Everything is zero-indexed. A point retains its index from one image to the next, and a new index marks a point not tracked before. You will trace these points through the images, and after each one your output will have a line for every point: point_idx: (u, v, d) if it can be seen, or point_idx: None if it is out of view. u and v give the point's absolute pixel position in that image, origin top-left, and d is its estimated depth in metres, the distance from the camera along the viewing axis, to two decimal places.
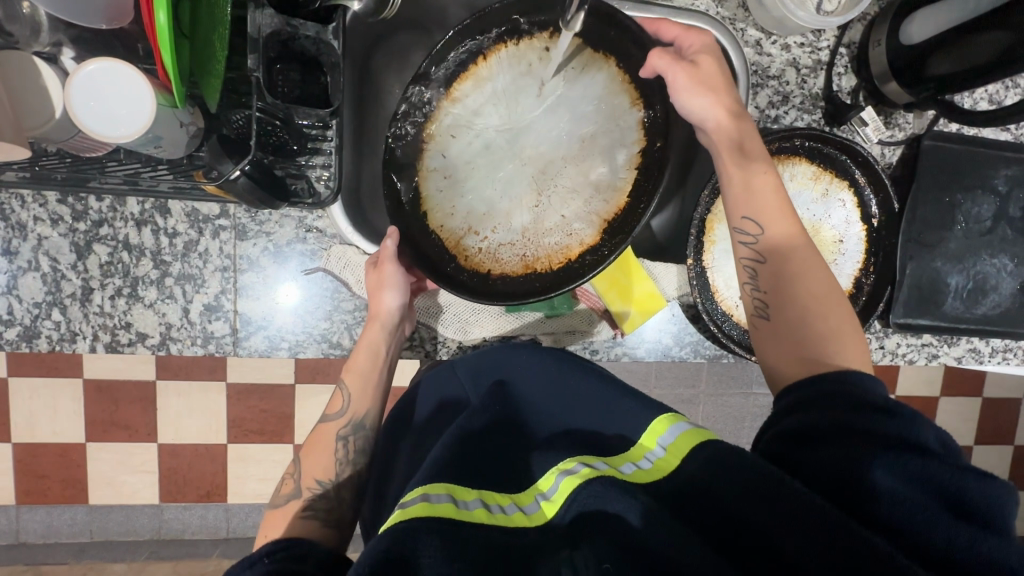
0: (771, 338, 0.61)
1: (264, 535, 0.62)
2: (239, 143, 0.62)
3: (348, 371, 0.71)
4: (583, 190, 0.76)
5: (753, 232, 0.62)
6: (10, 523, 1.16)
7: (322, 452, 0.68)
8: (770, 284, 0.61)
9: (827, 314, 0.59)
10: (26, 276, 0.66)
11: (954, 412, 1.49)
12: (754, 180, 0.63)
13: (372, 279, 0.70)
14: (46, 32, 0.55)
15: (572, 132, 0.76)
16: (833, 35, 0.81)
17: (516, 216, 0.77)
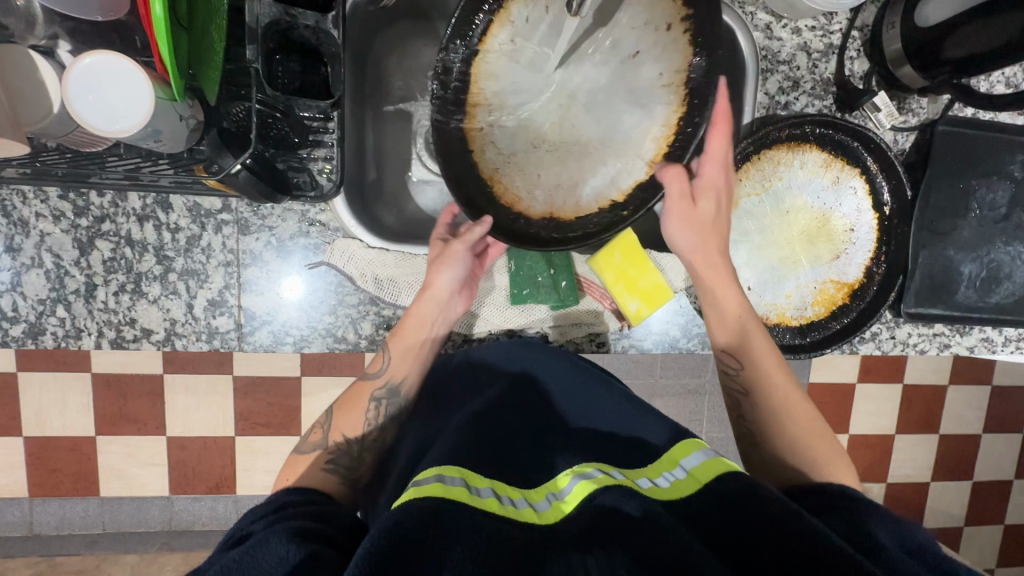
0: (762, 463, 0.66)
1: (282, 477, 0.63)
2: (240, 136, 0.61)
3: (393, 336, 0.70)
4: (562, 172, 0.72)
5: (733, 365, 0.68)
6: (23, 515, 1.18)
7: (356, 410, 0.68)
8: (753, 414, 0.68)
9: (813, 442, 0.64)
10: (30, 273, 0.66)
11: (963, 401, 1.48)
12: (732, 321, 0.68)
13: (436, 252, 0.70)
14: (41, 25, 0.54)
15: (625, 116, 0.71)
16: (845, 19, 0.79)
17: (528, 135, 0.73)
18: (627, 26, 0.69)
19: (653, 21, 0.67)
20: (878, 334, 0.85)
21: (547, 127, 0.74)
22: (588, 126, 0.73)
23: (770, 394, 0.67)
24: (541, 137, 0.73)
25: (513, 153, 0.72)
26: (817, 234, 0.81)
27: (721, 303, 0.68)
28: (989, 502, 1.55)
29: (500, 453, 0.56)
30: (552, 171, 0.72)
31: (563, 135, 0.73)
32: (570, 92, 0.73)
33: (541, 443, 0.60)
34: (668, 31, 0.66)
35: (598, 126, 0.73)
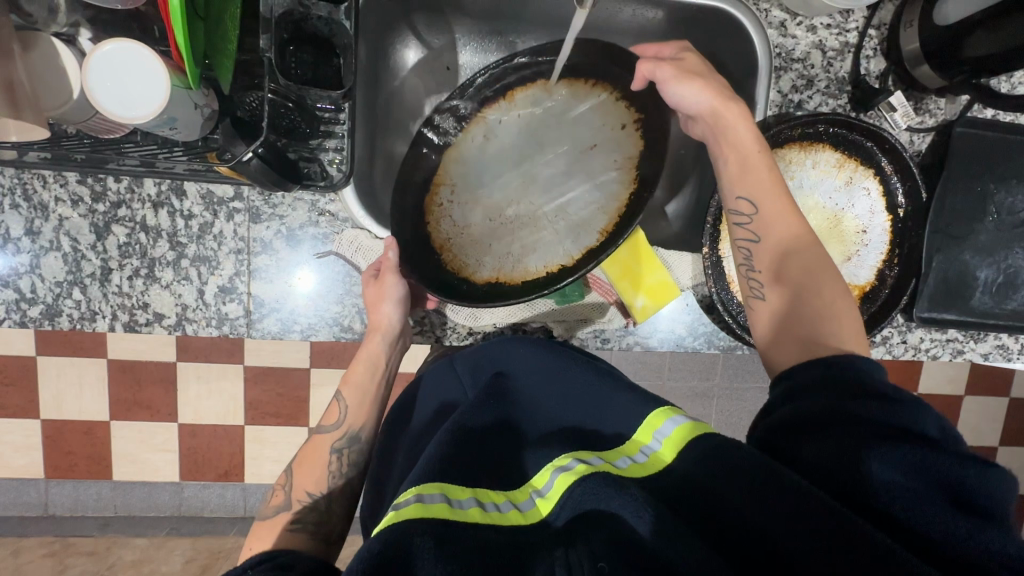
0: (770, 320, 0.61)
1: (251, 546, 0.63)
2: (251, 126, 0.64)
3: (346, 383, 0.73)
4: (512, 246, 0.79)
5: (748, 212, 0.63)
6: (39, 496, 1.21)
7: (316, 464, 0.68)
8: (766, 263, 0.62)
9: (822, 292, 0.59)
10: (49, 255, 0.68)
11: (979, 412, 1.45)
12: (750, 158, 0.64)
13: (370, 294, 0.70)
14: (63, 13, 0.55)
15: (579, 195, 0.80)
16: (862, 17, 0.78)
17: (485, 209, 0.81)
18: (589, 124, 0.80)
19: (612, 121, 0.78)
20: (889, 338, 0.84)
21: (505, 203, 0.81)
22: (542, 204, 0.81)
23: (791, 258, 0.61)
24: (496, 210, 0.81)
25: (468, 226, 0.80)
26: (828, 234, 0.80)
27: (751, 167, 0.63)
28: None
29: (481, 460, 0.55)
30: (501, 243, 0.80)
31: (517, 213, 0.81)
32: (528, 176, 0.82)
33: (511, 442, 0.60)
34: (625, 133, 0.77)
35: (551, 203, 0.81)
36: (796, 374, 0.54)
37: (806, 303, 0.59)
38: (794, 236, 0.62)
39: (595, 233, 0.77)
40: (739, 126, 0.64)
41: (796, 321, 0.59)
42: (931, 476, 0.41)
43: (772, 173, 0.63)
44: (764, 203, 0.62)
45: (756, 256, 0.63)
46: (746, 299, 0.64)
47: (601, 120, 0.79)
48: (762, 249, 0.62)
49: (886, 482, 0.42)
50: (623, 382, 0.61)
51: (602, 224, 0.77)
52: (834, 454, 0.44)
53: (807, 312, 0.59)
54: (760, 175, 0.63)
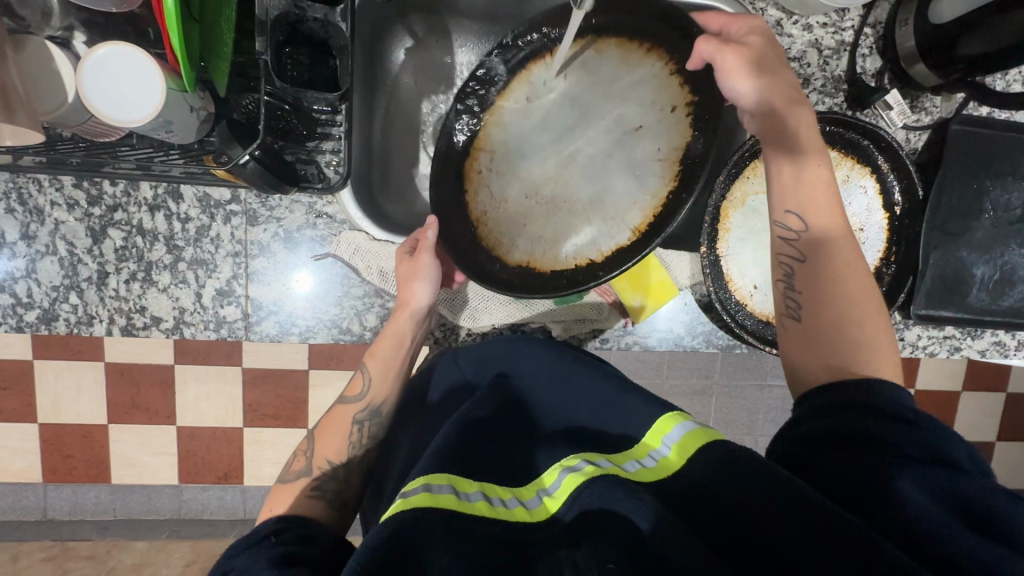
0: (799, 340, 0.61)
1: (268, 509, 0.62)
2: (248, 127, 0.63)
3: (371, 355, 0.71)
4: (546, 225, 0.78)
5: (796, 227, 0.63)
6: (37, 500, 1.20)
7: (336, 434, 0.68)
8: (805, 284, 0.62)
9: (862, 320, 0.59)
10: (45, 260, 0.67)
11: (977, 407, 1.46)
12: (805, 171, 0.63)
13: (403, 269, 0.70)
14: (57, 15, 0.55)
15: (617, 182, 0.77)
16: (858, 15, 0.78)
17: (523, 187, 0.80)
18: (639, 103, 0.76)
19: (663, 100, 0.74)
20: None
21: (542, 181, 0.80)
22: (581, 187, 0.79)
23: (834, 280, 0.61)
24: (534, 187, 0.80)
25: (505, 199, 0.79)
26: None
27: (803, 178, 0.63)
28: None
29: (494, 457, 0.57)
30: (536, 223, 0.78)
31: (556, 192, 0.79)
32: (571, 152, 0.79)
33: (520, 444, 0.60)
34: (674, 116, 0.73)
35: (588, 187, 0.78)
36: (833, 392, 0.54)
37: (840, 324, 0.59)
38: (839, 255, 0.62)
39: (629, 229, 0.75)
40: (804, 125, 0.63)
41: (827, 339, 0.59)
42: (959, 504, 0.42)
43: (825, 186, 0.63)
44: (815, 219, 0.62)
45: (798, 276, 0.63)
46: (781, 318, 0.64)
47: (654, 96, 0.75)
48: (804, 268, 0.62)
49: (915, 503, 0.42)
50: (635, 387, 0.63)
51: (638, 219, 0.74)
52: (864, 479, 0.45)
53: (839, 333, 0.59)
54: (813, 189, 0.63)
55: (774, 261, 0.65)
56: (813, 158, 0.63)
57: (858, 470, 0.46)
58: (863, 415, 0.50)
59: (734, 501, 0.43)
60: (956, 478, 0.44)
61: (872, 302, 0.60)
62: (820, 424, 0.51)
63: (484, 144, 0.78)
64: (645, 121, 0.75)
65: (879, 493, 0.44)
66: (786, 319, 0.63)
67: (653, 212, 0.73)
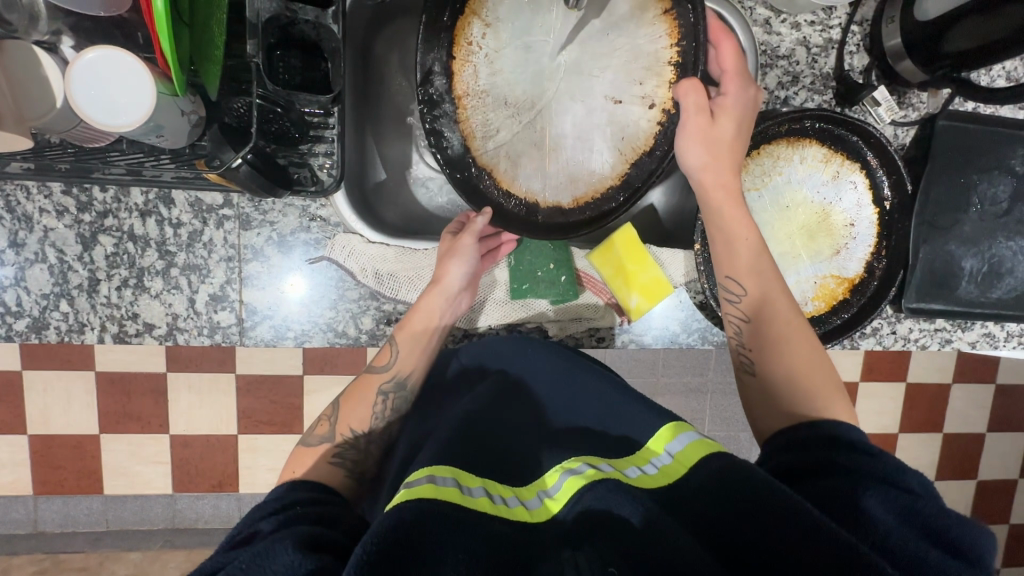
0: (754, 392, 0.64)
1: (290, 468, 0.65)
2: (240, 133, 0.63)
3: (402, 329, 0.71)
4: (519, 130, 0.74)
5: (737, 292, 0.66)
6: (28, 512, 1.19)
7: (363, 402, 0.70)
8: (755, 342, 0.65)
9: (810, 374, 0.62)
10: (34, 268, 0.66)
11: (967, 399, 1.48)
12: (739, 241, 0.66)
13: (445, 246, 0.73)
14: (44, 20, 0.54)
15: (577, 145, 0.73)
16: (845, 13, 0.79)
17: (505, 85, 0.73)
18: (626, 72, 0.70)
19: (650, 82, 0.69)
20: (879, 329, 0.85)
21: (523, 90, 0.73)
22: (563, 116, 0.73)
23: (778, 338, 0.64)
24: (517, 85, 0.73)
25: (486, 93, 0.73)
26: (816, 229, 0.81)
27: (737, 245, 0.65)
28: (993, 502, 1.55)
29: (495, 452, 0.58)
30: (507, 127, 0.74)
31: (538, 106, 0.74)
32: (567, 60, 0.73)
33: (525, 445, 0.60)
34: (650, 111, 0.69)
35: (558, 123, 0.73)
36: (793, 431, 0.57)
37: (787, 378, 0.62)
38: (782, 317, 0.65)
39: (571, 196, 0.73)
40: (728, 211, 0.66)
41: (780, 389, 0.61)
42: (925, 525, 0.44)
43: (765, 256, 0.66)
44: (752, 286, 0.65)
45: (747, 335, 0.66)
46: (737, 372, 0.67)
47: (649, 68, 0.69)
48: (750, 328, 0.66)
49: (884, 522, 0.44)
50: (636, 391, 0.64)
51: (580, 193, 0.73)
52: (837, 494, 0.47)
53: (787, 385, 0.62)
54: (751, 257, 0.66)
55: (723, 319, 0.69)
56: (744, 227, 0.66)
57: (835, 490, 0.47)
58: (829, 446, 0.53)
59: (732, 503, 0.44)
60: (922, 502, 0.45)
61: (819, 355, 0.63)
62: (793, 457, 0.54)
63: (462, 54, 0.71)
64: (624, 97, 0.70)
65: (852, 508, 0.46)
66: (743, 374, 0.66)
67: (592, 199, 0.72)
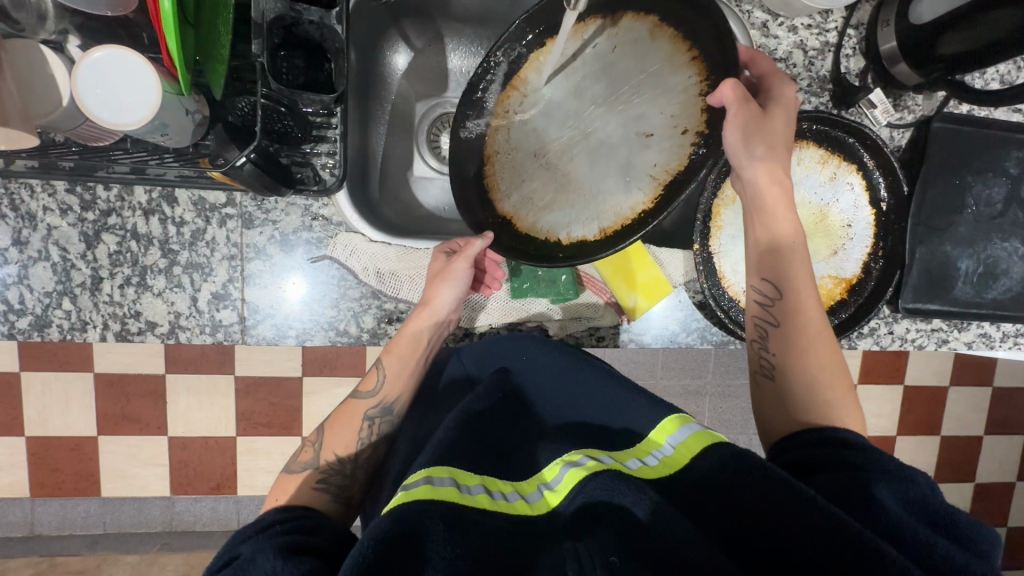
0: (771, 396, 0.65)
1: (274, 496, 0.63)
2: (246, 132, 0.63)
3: (388, 352, 0.70)
4: (545, 180, 0.77)
5: (771, 296, 0.66)
6: (25, 515, 1.18)
7: (348, 429, 0.68)
8: (780, 348, 0.65)
9: (833, 385, 0.63)
10: (37, 265, 0.67)
11: (964, 402, 1.48)
12: (780, 242, 0.67)
13: (436, 268, 0.72)
14: (52, 20, 0.55)
15: (606, 180, 0.73)
16: (840, 17, 0.80)
17: (535, 138, 0.77)
18: (658, 108, 0.70)
19: (681, 114, 0.69)
20: (876, 329, 0.86)
21: (551, 141, 0.77)
22: (591, 159, 0.75)
23: (804, 343, 0.64)
24: (546, 138, 0.77)
25: (518, 147, 0.77)
26: (813, 229, 0.82)
27: (780, 241, 0.67)
28: (990, 505, 1.55)
29: (490, 448, 0.58)
30: (534, 174, 0.77)
31: (565, 155, 0.76)
32: (593, 107, 0.75)
33: (522, 443, 0.62)
34: (682, 138, 0.68)
35: (584, 167, 0.75)
36: (803, 434, 0.58)
37: (808, 385, 0.63)
38: (810, 325, 0.65)
39: (599, 228, 0.72)
40: (779, 210, 0.67)
41: (795, 396, 0.63)
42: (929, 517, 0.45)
43: (803, 267, 0.66)
44: (790, 290, 0.65)
45: (773, 340, 0.66)
46: (754, 374, 0.67)
47: (680, 102, 0.69)
48: (778, 335, 0.66)
49: (894, 510, 0.44)
50: (634, 385, 0.64)
51: (608, 225, 0.72)
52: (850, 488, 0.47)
53: (805, 388, 0.63)
54: (789, 262, 0.66)
55: (749, 321, 0.69)
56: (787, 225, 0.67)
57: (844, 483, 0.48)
58: (840, 446, 0.54)
59: (736, 495, 0.45)
60: (923, 493, 0.47)
61: (839, 366, 0.64)
62: (811, 455, 0.54)
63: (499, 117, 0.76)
64: (657, 130, 0.70)
65: (863, 499, 0.46)
66: (760, 376, 0.66)
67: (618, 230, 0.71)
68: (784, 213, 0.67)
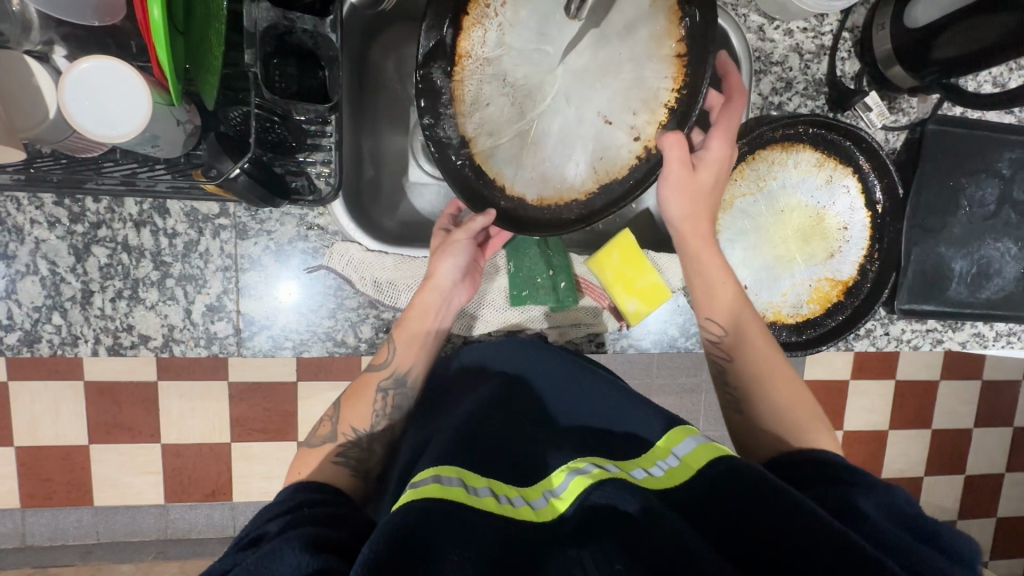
0: (745, 428, 0.67)
1: (294, 471, 0.63)
2: (238, 141, 0.62)
3: (399, 328, 0.71)
4: (507, 107, 0.72)
5: (717, 333, 0.70)
6: (15, 526, 1.16)
7: (364, 401, 0.69)
8: (739, 380, 0.68)
9: (795, 404, 0.65)
10: (25, 279, 0.65)
11: (954, 396, 1.50)
12: (716, 284, 0.69)
13: (438, 242, 0.73)
14: (37, 30, 0.54)
15: (558, 139, 0.73)
16: (836, 20, 0.80)
17: (507, 60, 0.71)
18: (625, 91, 0.70)
19: (643, 115, 0.69)
20: (873, 330, 0.87)
21: (522, 73, 0.72)
22: (554, 114, 0.73)
23: (757, 374, 0.67)
24: (528, 77, 0.72)
25: (489, 60, 0.70)
26: (810, 233, 0.82)
27: (710, 284, 0.69)
28: (980, 497, 1.58)
29: (499, 452, 0.58)
30: (499, 110, 0.72)
31: (532, 91, 0.73)
32: (581, 65, 0.72)
33: (531, 448, 0.60)
34: (633, 144, 0.70)
35: (545, 114, 0.73)
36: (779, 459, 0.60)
37: (771, 411, 0.65)
38: (760, 354, 0.68)
39: (538, 193, 0.72)
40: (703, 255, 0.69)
41: (761, 428, 0.65)
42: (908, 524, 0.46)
43: (741, 301, 0.69)
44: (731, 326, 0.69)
45: (730, 374, 0.69)
46: (724, 408, 0.69)
47: (646, 101, 0.69)
48: (733, 368, 0.68)
49: (879, 520, 0.45)
50: (636, 394, 0.65)
51: (547, 195, 0.72)
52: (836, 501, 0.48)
53: (769, 413, 0.65)
54: (727, 298, 0.69)
55: (707, 358, 0.72)
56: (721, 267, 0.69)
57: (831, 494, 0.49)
58: (807, 464, 0.56)
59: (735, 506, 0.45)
60: (906, 506, 0.48)
61: (797, 387, 0.67)
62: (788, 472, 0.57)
63: (462, 60, 0.68)
64: (615, 118, 0.71)
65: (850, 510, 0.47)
66: (729, 411, 0.69)
67: (552, 204, 0.72)
68: (712, 260, 0.69)
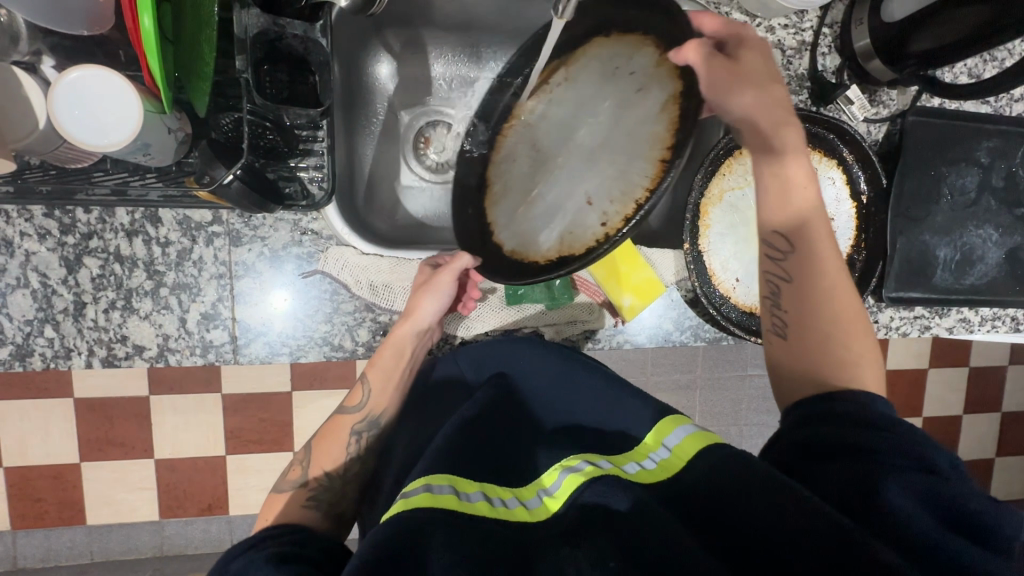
0: (787, 357, 0.61)
1: (263, 516, 0.62)
2: (230, 148, 0.61)
3: (372, 366, 0.70)
4: (528, 155, 0.77)
5: (782, 246, 0.61)
6: (6, 549, 1.14)
7: (336, 443, 0.68)
8: (793, 302, 0.61)
9: (850, 342, 0.59)
10: (16, 293, 0.65)
11: (943, 383, 1.53)
12: (791, 194, 0.61)
13: (420, 280, 0.71)
14: (25, 40, 0.54)
15: (548, 193, 0.76)
16: (816, 16, 0.82)
17: (537, 119, 0.77)
18: (615, 165, 0.73)
19: (616, 204, 0.71)
20: None
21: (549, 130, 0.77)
22: (558, 172, 0.77)
23: (821, 300, 0.60)
24: (553, 141, 0.77)
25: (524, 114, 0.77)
26: None
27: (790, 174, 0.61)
28: None
29: (489, 454, 0.58)
30: (513, 166, 0.77)
31: (549, 145, 0.77)
32: (593, 147, 0.75)
33: (526, 446, 0.62)
34: (598, 228, 0.72)
35: (552, 167, 0.77)
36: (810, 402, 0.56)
37: (834, 349, 0.58)
38: (829, 279, 0.61)
39: (512, 245, 0.74)
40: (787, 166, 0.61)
41: (825, 368, 0.58)
42: (944, 511, 0.44)
43: (829, 246, 0.61)
44: (801, 244, 0.61)
45: (785, 295, 0.62)
46: (766, 333, 0.64)
47: (623, 194, 0.71)
48: (790, 287, 0.61)
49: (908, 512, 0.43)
50: (630, 386, 0.67)
51: (519, 250, 0.74)
52: (862, 484, 0.46)
53: (835, 364, 0.58)
54: (808, 215, 0.61)
55: (760, 275, 0.64)
56: (801, 201, 0.61)
57: (853, 479, 0.47)
58: (850, 420, 0.52)
59: (722, 496, 0.46)
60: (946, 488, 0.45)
61: (860, 325, 0.60)
62: (814, 432, 0.52)
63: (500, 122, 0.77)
64: (597, 204, 0.73)
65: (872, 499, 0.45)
66: (773, 335, 0.63)
67: (521, 254, 0.74)
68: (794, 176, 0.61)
